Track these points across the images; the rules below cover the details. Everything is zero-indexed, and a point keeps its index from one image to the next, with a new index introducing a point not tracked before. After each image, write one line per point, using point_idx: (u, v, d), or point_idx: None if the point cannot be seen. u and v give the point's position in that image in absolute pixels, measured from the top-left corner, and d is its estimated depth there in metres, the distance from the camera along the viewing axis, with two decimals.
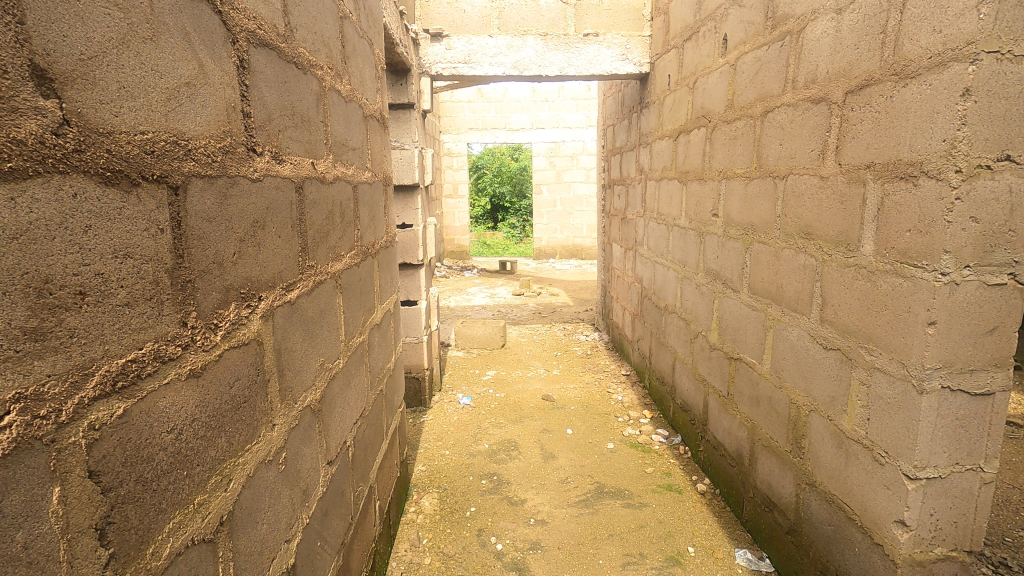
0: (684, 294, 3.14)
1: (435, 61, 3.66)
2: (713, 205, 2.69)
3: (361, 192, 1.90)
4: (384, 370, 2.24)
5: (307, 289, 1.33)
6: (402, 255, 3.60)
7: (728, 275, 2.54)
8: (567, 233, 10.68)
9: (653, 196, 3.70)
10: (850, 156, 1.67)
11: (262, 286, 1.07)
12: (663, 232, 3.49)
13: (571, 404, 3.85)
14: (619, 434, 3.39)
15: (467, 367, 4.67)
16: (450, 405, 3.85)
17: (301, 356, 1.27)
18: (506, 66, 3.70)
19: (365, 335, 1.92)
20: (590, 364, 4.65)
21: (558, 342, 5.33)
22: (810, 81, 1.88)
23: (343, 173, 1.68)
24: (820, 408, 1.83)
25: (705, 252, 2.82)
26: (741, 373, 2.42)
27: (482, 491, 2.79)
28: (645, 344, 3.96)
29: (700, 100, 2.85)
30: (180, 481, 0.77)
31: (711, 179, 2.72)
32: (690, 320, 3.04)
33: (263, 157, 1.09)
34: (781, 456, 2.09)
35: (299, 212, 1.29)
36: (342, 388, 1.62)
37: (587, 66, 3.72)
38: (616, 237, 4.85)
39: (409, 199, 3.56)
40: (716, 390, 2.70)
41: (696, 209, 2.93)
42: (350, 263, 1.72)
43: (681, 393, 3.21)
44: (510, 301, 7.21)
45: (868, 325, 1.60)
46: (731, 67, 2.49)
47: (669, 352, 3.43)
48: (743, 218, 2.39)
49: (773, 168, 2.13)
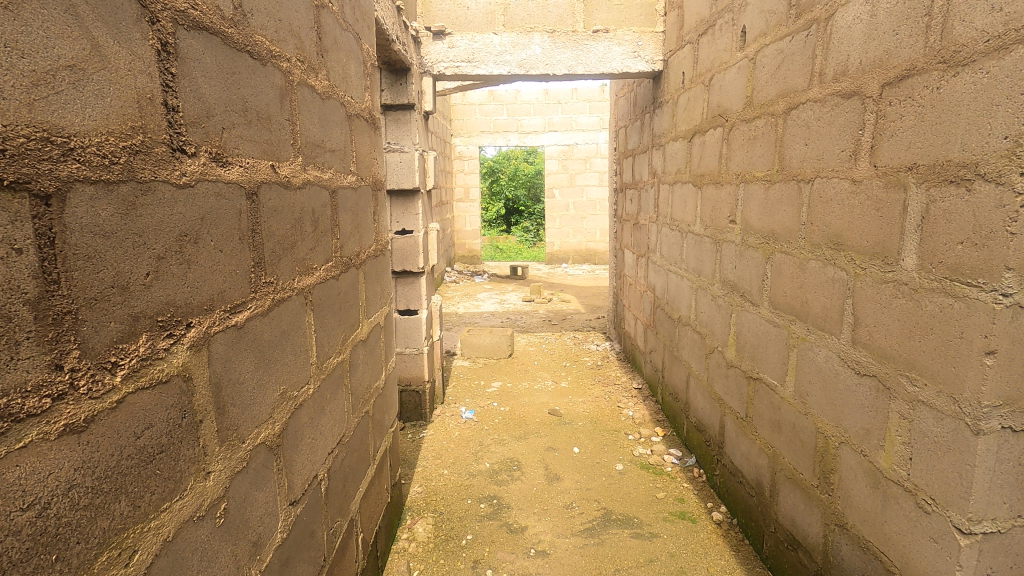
0: (699, 305, 2.94)
1: (437, 60, 3.51)
2: (730, 211, 2.49)
3: (342, 198, 1.74)
4: (371, 389, 2.08)
5: (263, 309, 1.17)
6: (401, 262, 3.44)
7: (747, 287, 2.33)
8: (580, 238, 10.49)
9: (666, 201, 3.50)
10: (888, 157, 1.47)
11: (192, 311, 0.90)
12: (677, 238, 3.29)
13: (578, 420, 3.66)
14: (629, 453, 3.19)
15: (472, 378, 4.50)
16: (452, 419, 3.68)
17: (252, 388, 1.10)
18: (512, 65, 3.53)
19: (345, 354, 1.75)
20: (600, 376, 4.45)
21: (568, 352, 5.14)
22: (841, 72, 1.68)
23: (317, 177, 1.52)
24: (852, 441, 1.62)
25: (721, 261, 2.62)
26: (762, 395, 2.21)
27: (479, 516, 2.61)
28: (658, 356, 3.76)
29: (717, 99, 2.65)
30: (43, 568, 0.61)
31: (728, 182, 2.52)
32: (705, 334, 2.84)
33: (197, 159, 0.93)
34: (807, 489, 1.88)
35: (252, 222, 1.13)
36: (313, 416, 1.46)
37: (596, 64, 3.54)
38: (628, 243, 4.64)
39: (409, 204, 3.41)
40: (734, 412, 2.49)
41: (711, 214, 2.73)
42: (325, 276, 1.56)
43: (696, 411, 3.01)
44: (519, 307, 7.03)
45: (910, 351, 1.39)
46: (750, 61, 2.29)
47: (683, 367, 3.22)
48: (763, 225, 2.19)
49: (797, 170, 1.93)
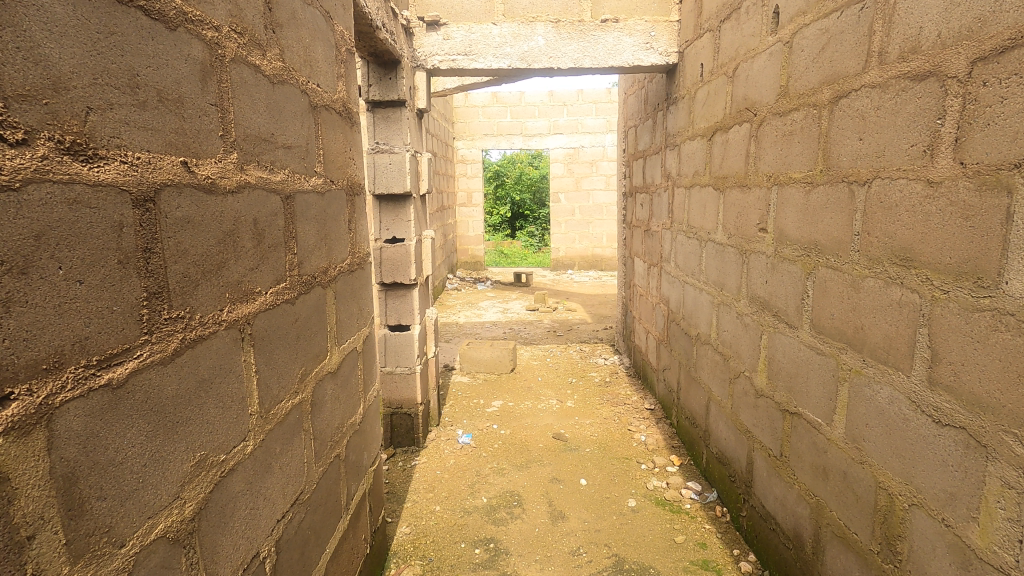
0: (721, 323, 2.62)
1: (431, 53, 3.21)
2: (761, 218, 2.18)
3: (302, 205, 1.45)
4: (344, 428, 1.77)
5: (166, 355, 0.87)
6: (391, 274, 3.15)
7: (781, 305, 2.02)
8: (586, 243, 10.18)
9: (682, 205, 3.19)
10: (983, 151, 1.16)
11: (11, 375, 0.61)
12: (694, 247, 2.98)
13: (586, 446, 3.34)
14: (642, 487, 2.87)
15: (470, 397, 4.18)
16: (447, 444, 3.37)
17: (142, 466, 0.81)
18: (513, 58, 3.23)
19: (306, 393, 1.45)
20: (608, 395, 4.13)
21: (573, 366, 4.83)
22: (911, 49, 1.37)
23: (262, 178, 1.22)
24: (929, 505, 1.31)
25: (748, 275, 2.30)
26: (801, 433, 1.89)
27: (474, 564, 2.30)
28: (673, 375, 3.45)
29: (743, 91, 2.34)
30: None
31: (757, 184, 2.21)
32: (729, 356, 2.53)
33: (29, 150, 0.64)
34: (864, 554, 1.56)
35: (146, 238, 0.83)
36: (254, 481, 1.15)
37: (605, 57, 3.23)
38: (638, 250, 4.33)
39: (401, 210, 3.12)
40: (765, 448, 2.17)
41: (737, 221, 2.42)
42: (272, 302, 1.26)
43: (718, 441, 2.69)
44: (523, 317, 6.71)
45: (1020, 402, 1.08)
46: (784, 46, 1.99)
47: (702, 390, 2.90)
48: (802, 234, 1.88)
49: (847, 170, 1.62)
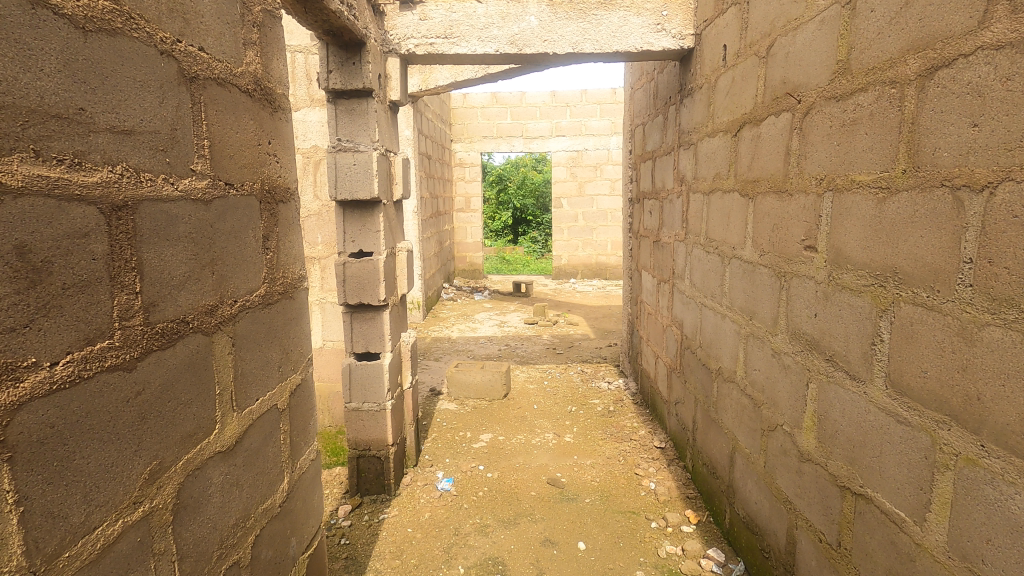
0: (750, 360, 2.14)
1: (406, 36, 2.76)
2: (807, 233, 1.70)
3: (158, 218, 0.98)
4: (250, 521, 1.30)
5: None
6: (356, 294, 2.69)
7: (839, 349, 1.54)
8: (589, 251, 9.71)
9: (699, 214, 2.72)
10: None
11: None
12: (715, 264, 2.50)
13: (585, 495, 2.86)
14: (652, 553, 2.38)
15: (455, 429, 3.69)
16: (424, 491, 2.90)
17: None
18: (501, 42, 2.76)
19: (163, 496, 0.98)
20: (612, 427, 3.64)
21: (574, 391, 4.34)
22: None
23: (48, 178, 0.75)
24: None
25: (789, 304, 1.82)
26: (871, 524, 1.41)
27: None
28: (688, 411, 2.97)
29: (781, 72, 1.87)
30: None
31: (802, 190, 1.73)
32: (761, 402, 2.04)
33: None
34: None
35: None
36: None
37: (609, 41, 2.76)
38: (646, 263, 3.86)
39: (368, 219, 2.66)
40: (812, 529, 1.69)
41: (772, 235, 1.94)
42: (78, 374, 0.80)
43: (745, 503, 2.20)
44: (520, 331, 6.23)
45: None
46: (842, 8, 1.52)
47: (725, 437, 2.42)
48: (873, 257, 1.40)
49: (950, 170, 1.15)
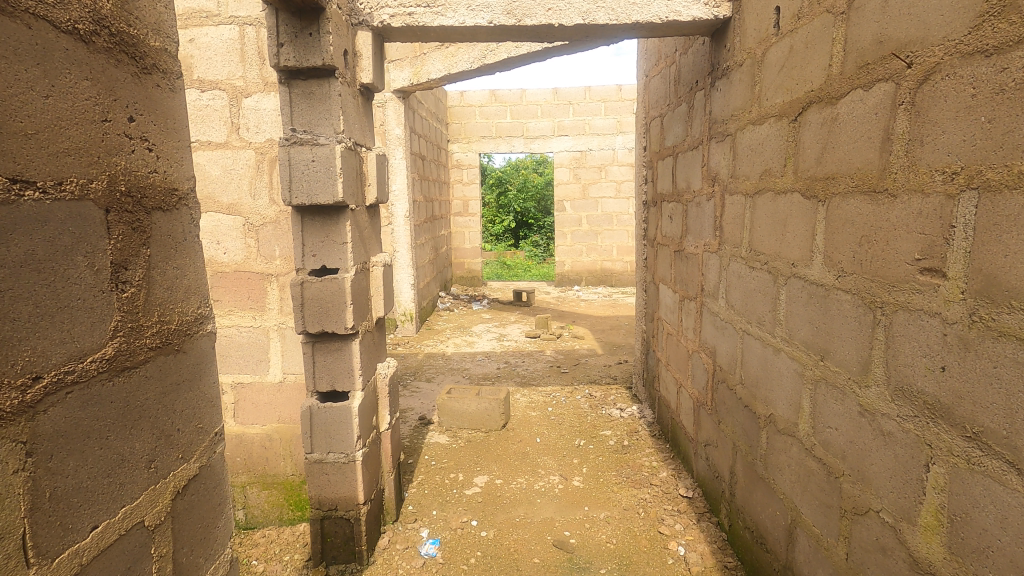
0: (821, 413, 1.63)
1: (379, 4, 2.26)
2: (926, 250, 1.20)
3: None
4: None
5: None
6: (318, 321, 2.18)
7: (995, 425, 1.03)
8: (594, 257, 9.21)
9: (739, 220, 2.21)
10: None
11: None
12: (765, 282, 1.99)
13: (599, 562, 2.35)
14: None
15: (445, 469, 3.18)
16: (404, 557, 2.39)
17: None
18: (495, 12, 2.26)
19: None
20: (628, 467, 3.13)
21: (581, 419, 3.83)
22: None
23: None
24: None
25: (891, 347, 1.32)
26: None
27: None
28: (723, 458, 2.45)
29: (876, 28, 1.36)
30: None
31: (915, 189, 1.23)
32: (841, 472, 1.53)
33: None
34: None
35: None
36: None
37: (628, 8, 2.27)
38: (665, 275, 3.35)
39: (333, 229, 2.16)
40: None
41: (861, 251, 1.43)
42: None
43: None
44: (521, 346, 5.70)
45: None
46: None
47: (780, 504, 1.90)
48: None
49: None
